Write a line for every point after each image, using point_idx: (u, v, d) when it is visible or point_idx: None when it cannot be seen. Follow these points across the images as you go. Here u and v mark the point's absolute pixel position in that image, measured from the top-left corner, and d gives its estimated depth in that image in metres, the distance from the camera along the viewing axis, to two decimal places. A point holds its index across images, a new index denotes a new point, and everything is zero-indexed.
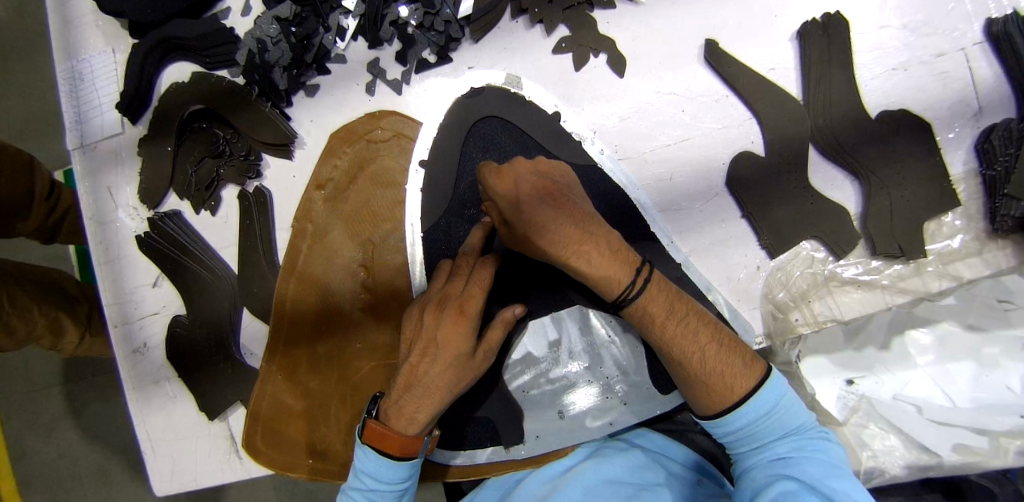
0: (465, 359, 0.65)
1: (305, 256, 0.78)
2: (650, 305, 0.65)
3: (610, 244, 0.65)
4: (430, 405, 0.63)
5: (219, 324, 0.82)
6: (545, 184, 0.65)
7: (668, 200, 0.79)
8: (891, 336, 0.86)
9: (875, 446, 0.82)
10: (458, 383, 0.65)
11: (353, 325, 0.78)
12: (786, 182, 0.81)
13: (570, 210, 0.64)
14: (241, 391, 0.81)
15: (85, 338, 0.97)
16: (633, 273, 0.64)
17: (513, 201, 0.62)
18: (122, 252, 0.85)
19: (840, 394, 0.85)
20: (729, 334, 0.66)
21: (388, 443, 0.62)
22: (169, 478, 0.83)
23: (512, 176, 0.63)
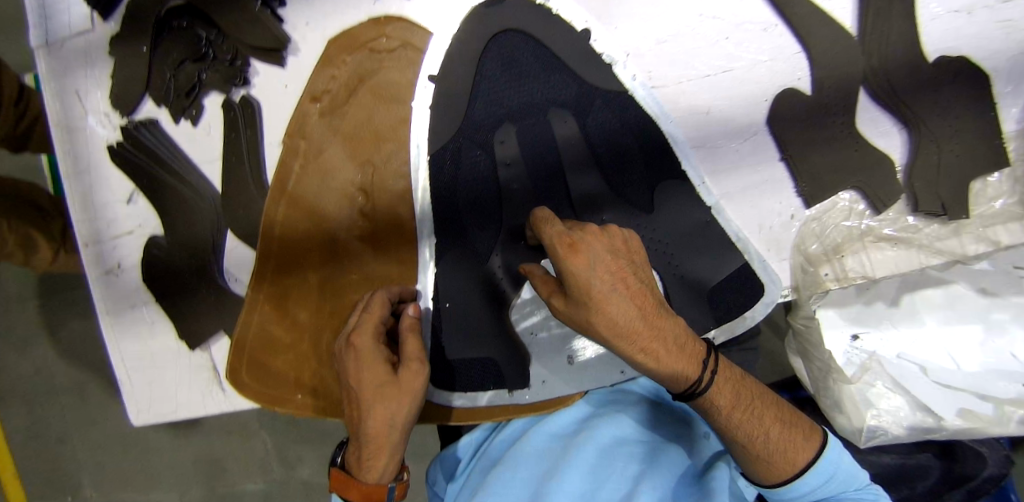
0: (387, 380, 0.58)
1: (297, 176, 0.70)
2: (719, 397, 0.58)
3: (676, 336, 0.57)
4: (381, 453, 0.58)
5: (200, 248, 0.75)
6: (620, 260, 0.55)
7: (702, 136, 0.71)
8: (901, 293, 0.85)
9: (881, 405, 0.82)
10: (400, 416, 0.57)
11: (350, 254, 0.71)
12: (831, 126, 0.74)
13: (642, 294, 0.55)
14: (225, 320, 0.75)
15: (60, 256, 0.89)
16: (702, 370, 0.57)
17: (585, 281, 0.53)
18: (94, 164, 0.77)
19: (847, 350, 0.84)
20: (782, 404, 0.63)
21: (350, 494, 0.58)
22: (146, 408, 0.78)
23: (586, 251, 0.53)
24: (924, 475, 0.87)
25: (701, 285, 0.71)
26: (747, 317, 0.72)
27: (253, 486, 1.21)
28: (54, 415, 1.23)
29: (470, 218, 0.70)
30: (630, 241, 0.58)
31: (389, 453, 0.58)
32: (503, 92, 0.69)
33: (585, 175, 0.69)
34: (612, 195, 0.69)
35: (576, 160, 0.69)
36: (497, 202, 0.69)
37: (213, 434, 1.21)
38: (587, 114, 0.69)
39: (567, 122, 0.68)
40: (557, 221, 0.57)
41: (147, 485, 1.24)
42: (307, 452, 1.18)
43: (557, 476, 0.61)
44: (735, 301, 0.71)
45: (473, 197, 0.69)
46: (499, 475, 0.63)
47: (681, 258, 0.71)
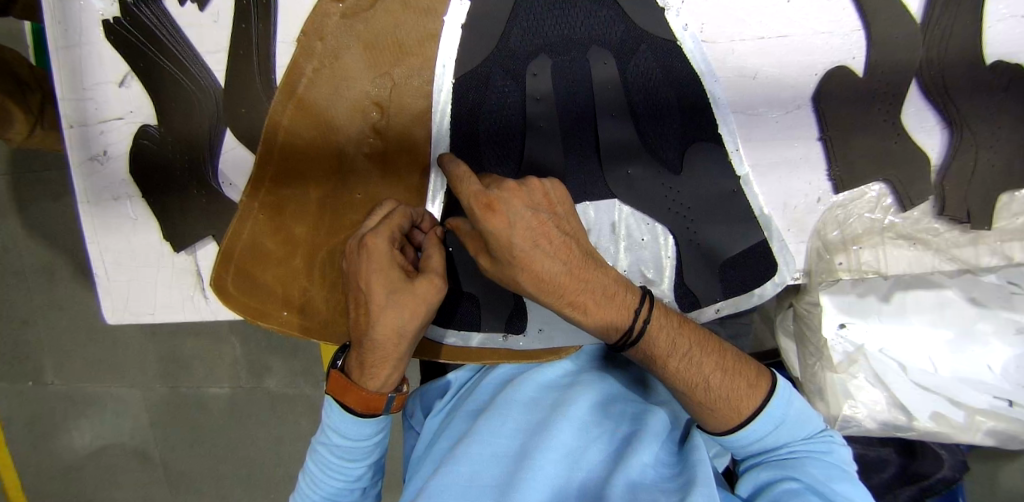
0: (400, 287, 0.54)
1: (310, 80, 0.64)
2: (652, 346, 0.58)
3: (607, 287, 0.56)
4: (387, 361, 0.56)
5: (195, 144, 0.69)
6: (542, 215, 0.53)
7: (743, 101, 0.67)
8: (894, 289, 0.85)
9: (860, 398, 0.83)
10: (410, 325, 0.55)
11: (357, 171, 0.67)
12: (876, 112, 0.70)
13: (571, 248, 0.54)
14: (215, 224, 0.71)
15: (38, 131, 0.84)
16: (632, 317, 0.57)
17: (507, 243, 0.51)
18: (86, 38, 0.70)
19: (835, 338, 0.84)
20: (730, 351, 0.60)
21: (349, 398, 0.57)
22: (119, 306, 0.75)
23: (504, 210, 0.51)
24: (881, 468, 0.90)
25: (715, 257, 0.69)
26: (755, 293, 0.70)
27: (219, 390, 1.21)
28: (23, 292, 1.20)
29: (489, 151, 0.65)
30: (553, 191, 0.55)
31: (395, 363, 0.56)
32: (544, 20, 0.63)
33: (617, 123, 0.65)
34: (639, 147, 0.66)
35: (609, 104, 0.64)
36: (520, 139, 0.65)
37: (185, 333, 1.20)
38: (629, 59, 0.64)
39: (607, 64, 0.64)
40: (473, 176, 0.53)
41: (113, 375, 1.23)
42: (277, 363, 1.18)
43: (546, 427, 0.59)
44: (742, 277, 0.69)
45: (495, 128, 0.65)
46: (483, 423, 0.61)
47: (700, 225, 0.68)
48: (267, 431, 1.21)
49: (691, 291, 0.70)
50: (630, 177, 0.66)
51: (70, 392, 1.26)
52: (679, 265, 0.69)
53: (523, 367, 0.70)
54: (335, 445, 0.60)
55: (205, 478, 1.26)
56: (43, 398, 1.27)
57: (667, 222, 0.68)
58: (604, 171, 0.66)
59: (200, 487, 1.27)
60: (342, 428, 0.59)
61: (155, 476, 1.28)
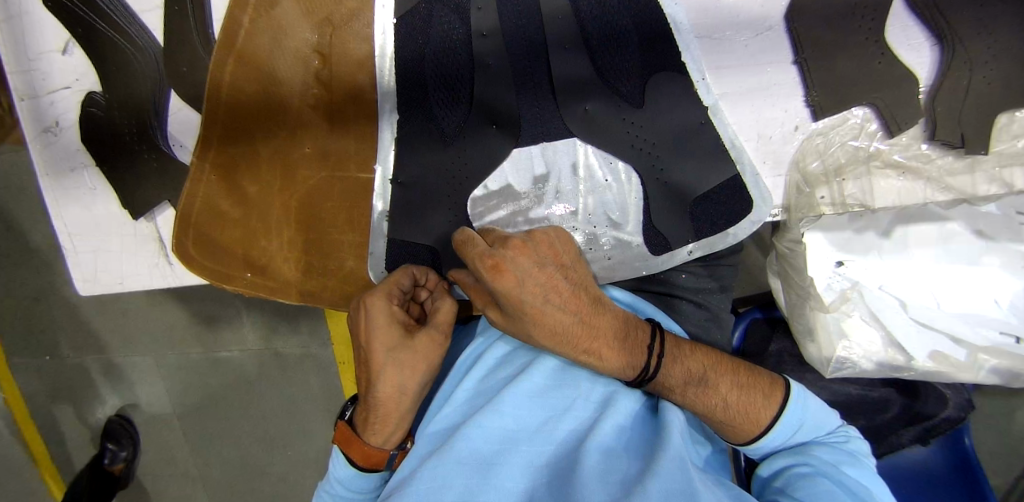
0: (400, 344, 0.58)
1: (246, 31, 0.62)
2: (671, 377, 0.61)
3: (618, 331, 0.61)
4: (389, 417, 0.58)
5: (139, 108, 0.67)
6: (548, 270, 0.60)
7: (710, 24, 0.62)
8: (894, 225, 0.79)
9: (853, 338, 0.79)
10: (409, 380, 0.58)
11: (304, 124, 0.64)
12: (855, 28, 0.64)
13: (578, 299, 0.60)
14: (170, 188, 0.68)
15: None
16: (646, 355, 0.60)
17: (516, 298, 0.58)
18: (21, 5, 0.68)
19: (830, 275, 0.79)
20: (741, 368, 0.64)
21: (353, 452, 0.59)
22: (87, 278, 0.75)
23: (512, 268, 0.58)
24: (884, 408, 0.87)
25: (685, 195, 0.65)
26: (729, 233, 0.67)
27: (229, 353, 1.24)
28: (16, 273, 1.21)
29: (438, 95, 0.62)
30: (557, 242, 0.62)
31: (396, 420, 0.59)
32: None
33: (571, 57, 0.60)
34: (598, 82, 0.61)
35: (562, 36, 0.60)
36: (468, 80, 0.61)
37: (184, 308, 1.22)
38: None
39: None
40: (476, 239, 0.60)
41: (123, 347, 1.26)
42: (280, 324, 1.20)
43: (515, 398, 0.57)
44: (717, 214, 0.66)
45: (444, 71, 0.61)
46: (455, 401, 0.60)
47: (667, 163, 0.64)
48: (277, 391, 1.24)
49: (661, 232, 0.66)
50: (589, 115, 0.62)
51: (80, 366, 1.28)
52: (646, 206, 0.65)
53: (493, 334, 0.68)
54: (336, 493, 0.62)
55: (221, 441, 1.29)
56: (54, 376, 1.29)
57: (630, 160, 0.64)
58: (561, 110, 0.62)
59: (220, 451, 1.30)
60: (343, 478, 0.61)
61: (174, 443, 1.31)
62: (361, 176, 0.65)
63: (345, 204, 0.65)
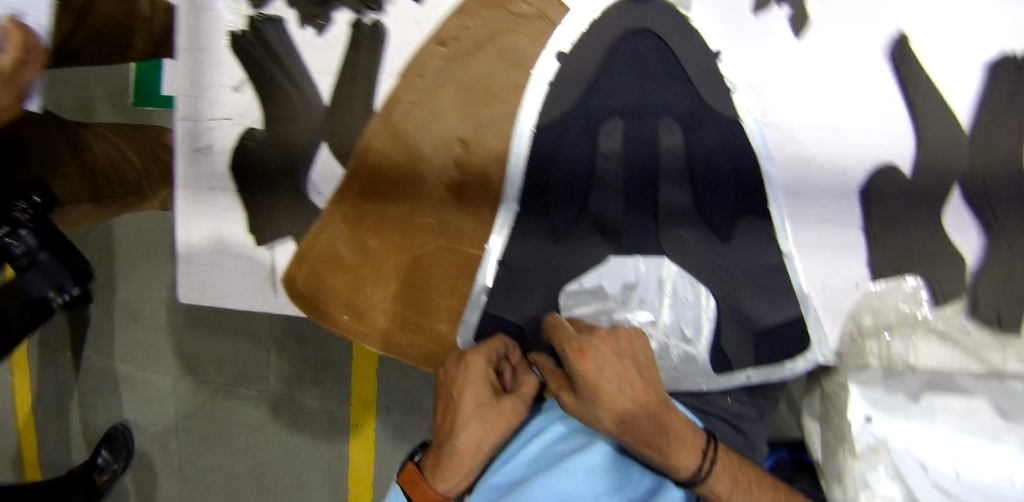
0: (488, 404, 0.66)
1: (405, 111, 0.73)
2: (716, 484, 0.67)
3: (681, 430, 0.66)
4: (459, 469, 0.66)
5: (292, 153, 0.76)
6: (627, 362, 0.66)
7: (798, 184, 0.71)
8: (923, 389, 0.82)
9: (878, 491, 0.80)
10: (486, 438, 0.66)
11: (433, 198, 0.73)
12: (917, 210, 0.73)
13: (651, 393, 0.66)
14: (298, 226, 0.76)
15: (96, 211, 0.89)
16: (700, 458, 0.66)
17: (592, 380, 0.64)
18: (211, 46, 0.78)
19: (858, 430, 0.82)
20: (780, 487, 0.70)
21: (418, 492, 0.66)
22: (195, 288, 0.82)
23: (593, 354, 0.65)
24: None
25: (752, 325, 0.73)
26: (785, 367, 0.74)
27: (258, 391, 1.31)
28: (123, 249, 1.40)
29: (556, 198, 0.71)
30: (637, 341, 0.69)
31: (465, 472, 0.66)
32: (624, 89, 0.70)
33: (675, 188, 0.70)
34: (695, 214, 0.71)
35: (672, 171, 0.70)
36: (586, 190, 0.71)
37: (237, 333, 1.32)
38: (695, 132, 0.70)
39: (674, 134, 0.69)
40: (565, 325, 0.69)
41: (179, 347, 1.37)
42: (321, 356, 1.25)
43: (574, 469, 0.66)
44: (777, 347, 0.73)
45: (567, 179, 0.71)
46: (518, 459, 0.70)
47: (741, 293, 0.72)
48: (297, 423, 1.29)
49: (726, 353, 0.74)
50: (681, 239, 0.71)
51: (144, 344, 1.41)
52: (718, 329, 0.73)
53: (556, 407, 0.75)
54: None
55: (234, 464, 1.36)
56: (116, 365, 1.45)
57: (711, 284, 0.72)
58: (659, 230, 0.71)
59: (238, 458, 1.35)
60: None
61: (198, 439, 1.38)
62: (472, 251, 0.73)
63: (452, 272, 0.74)
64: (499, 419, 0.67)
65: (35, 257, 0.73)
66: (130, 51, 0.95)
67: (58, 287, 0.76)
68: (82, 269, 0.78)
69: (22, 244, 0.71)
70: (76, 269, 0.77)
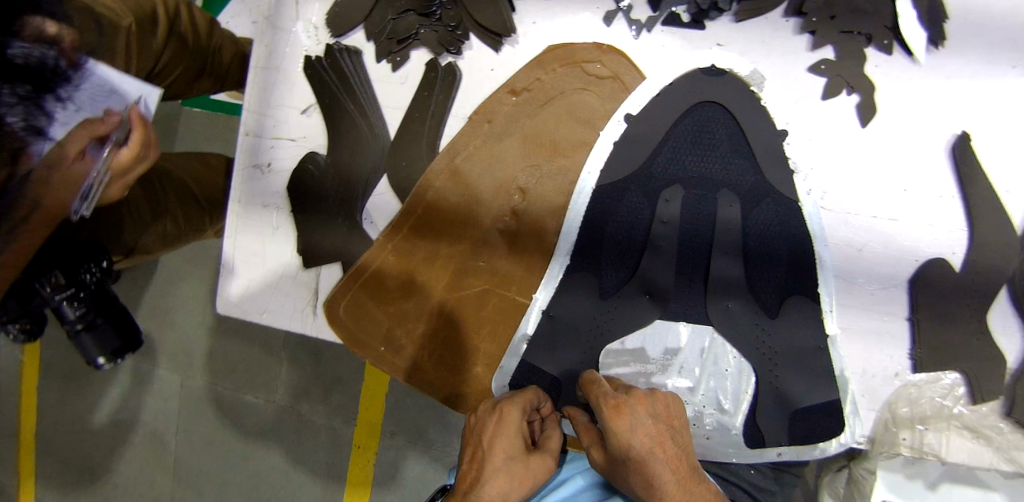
0: (518, 455, 0.63)
1: (468, 153, 0.75)
2: None
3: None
4: None
5: (352, 181, 0.77)
6: (660, 427, 0.63)
7: (849, 269, 0.71)
8: (942, 478, 0.75)
9: None
10: (513, 492, 0.60)
11: (487, 242, 0.74)
12: (963, 309, 0.72)
13: (682, 462, 0.63)
14: (348, 252, 0.77)
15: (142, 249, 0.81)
16: None
17: (624, 441, 0.61)
18: (285, 67, 0.80)
19: None
20: None
21: None
22: (233, 299, 0.82)
23: (629, 414, 0.63)
24: None
25: (788, 404, 0.72)
26: (817, 447, 0.72)
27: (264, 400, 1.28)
28: None
29: (608, 257, 0.73)
30: (672, 406, 0.66)
31: None
32: (686, 158, 0.72)
33: (728, 261, 0.70)
34: (745, 288, 0.71)
35: (727, 243, 0.70)
36: (639, 251, 0.72)
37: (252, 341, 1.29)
38: (754, 208, 0.71)
39: (732, 207, 0.70)
40: (602, 382, 0.68)
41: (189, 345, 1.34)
42: (334, 371, 1.24)
43: None
44: (815, 429, 0.72)
45: (622, 240, 0.72)
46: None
47: (782, 371, 0.72)
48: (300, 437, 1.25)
49: (760, 429, 0.73)
50: (728, 311, 0.71)
51: (150, 336, 1.38)
52: (755, 403, 0.73)
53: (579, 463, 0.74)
54: None
55: (226, 474, 1.30)
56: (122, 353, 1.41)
57: (753, 359, 0.72)
58: (708, 301, 0.71)
59: (231, 467, 1.30)
60: None
61: (191, 440, 1.33)
62: (518, 298, 0.74)
63: (496, 316, 0.74)
64: (530, 474, 0.62)
65: (90, 322, 0.71)
66: (195, 85, 0.84)
67: (110, 352, 0.73)
68: (132, 334, 0.75)
69: (81, 309, 0.69)
70: (127, 338, 0.74)
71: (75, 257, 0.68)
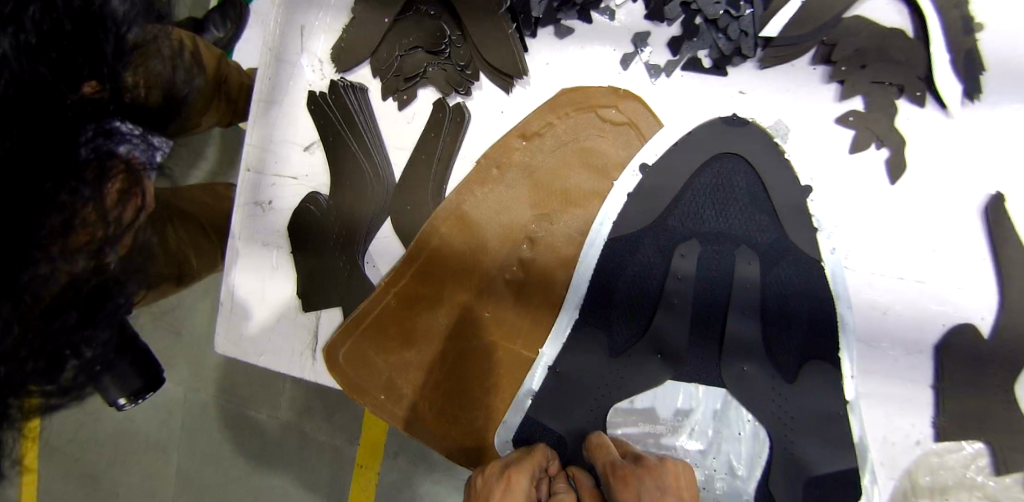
0: None
1: (476, 199, 0.72)
2: None
3: None
4: None
5: (354, 223, 0.74)
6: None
7: (871, 333, 0.68)
8: None
9: None
10: None
11: (492, 292, 0.71)
12: (991, 378, 0.67)
13: None
14: (347, 297, 0.75)
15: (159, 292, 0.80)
16: None
17: None
18: (288, 101, 0.77)
19: None
20: None
21: None
22: (231, 339, 0.80)
23: (637, 484, 0.59)
24: None
25: (803, 472, 0.68)
26: None
27: (257, 415, 1.20)
28: None
29: (620, 313, 0.70)
30: (686, 480, 0.61)
31: None
32: (703, 210, 0.68)
33: (744, 321, 0.67)
34: (762, 350, 0.67)
35: (744, 303, 0.67)
36: (651, 309, 0.69)
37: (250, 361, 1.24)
38: (774, 266, 0.67)
39: (751, 264, 0.67)
40: (610, 447, 0.65)
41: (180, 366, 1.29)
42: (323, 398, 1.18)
43: None
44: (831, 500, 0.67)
45: (634, 295, 0.69)
46: None
47: (797, 436, 0.68)
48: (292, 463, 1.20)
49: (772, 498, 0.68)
50: (742, 374, 0.68)
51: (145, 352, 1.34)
52: (768, 470, 0.68)
53: None
54: None
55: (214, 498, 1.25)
56: None
57: (768, 424, 0.68)
58: (722, 362, 0.68)
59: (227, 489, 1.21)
60: None
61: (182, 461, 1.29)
62: (524, 352, 0.71)
63: (501, 369, 0.71)
64: None
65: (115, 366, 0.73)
66: (209, 115, 0.84)
67: (132, 394, 0.76)
68: (153, 374, 0.80)
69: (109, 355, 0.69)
70: (149, 378, 0.79)
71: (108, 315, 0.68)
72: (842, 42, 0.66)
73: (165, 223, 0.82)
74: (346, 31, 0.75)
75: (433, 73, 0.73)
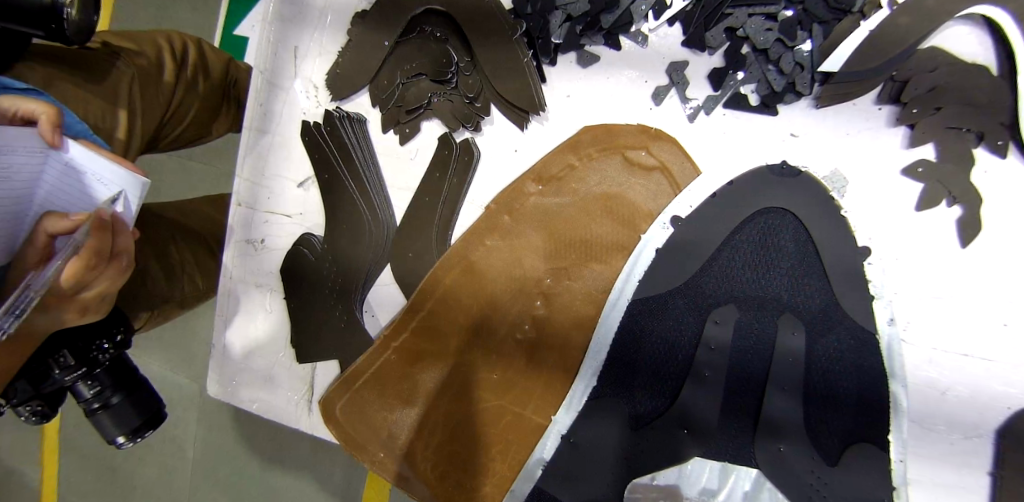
0: None
1: (483, 249, 0.64)
2: None
3: None
4: None
5: (352, 270, 0.68)
6: None
7: (928, 414, 0.59)
8: None
9: None
10: None
11: (501, 351, 0.65)
12: None
13: None
14: (343, 349, 0.69)
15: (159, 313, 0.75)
16: None
17: None
18: (281, 131, 0.71)
19: None
20: None
21: None
22: (223, 385, 0.75)
23: None
24: None
25: None
26: None
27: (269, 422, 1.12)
28: None
29: (642, 380, 0.63)
30: None
31: None
32: (739, 269, 0.61)
33: (783, 396, 0.60)
34: (802, 430, 0.60)
35: (784, 376, 0.60)
36: (679, 380, 0.62)
37: None
38: (819, 337, 0.60)
39: (795, 334, 0.60)
40: None
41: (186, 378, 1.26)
42: None
43: None
44: None
45: (659, 361, 0.63)
46: None
47: None
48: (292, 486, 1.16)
49: None
50: (779, 455, 0.61)
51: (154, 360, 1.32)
52: None
53: None
54: None
55: None
56: None
57: None
58: (755, 439, 0.61)
59: (237, 495, 1.14)
60: None
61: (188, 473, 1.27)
62: (534, 418, 0.65)
63: (508, 435, 0.65)
64: None
65: (107, 401, 0.61)
66: (212, 125, 0.84)
67: (130, 432, 0.63)
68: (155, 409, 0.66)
69: (96, 387, 0.60)
70: (149, 412, 0.65)
71: (81, 332, 0.59)
72: (913, 79, 0.56)
73: (166, 239, 0.77)
74: (341, 54, 0.68)
75: (437, 105, 0.66)
